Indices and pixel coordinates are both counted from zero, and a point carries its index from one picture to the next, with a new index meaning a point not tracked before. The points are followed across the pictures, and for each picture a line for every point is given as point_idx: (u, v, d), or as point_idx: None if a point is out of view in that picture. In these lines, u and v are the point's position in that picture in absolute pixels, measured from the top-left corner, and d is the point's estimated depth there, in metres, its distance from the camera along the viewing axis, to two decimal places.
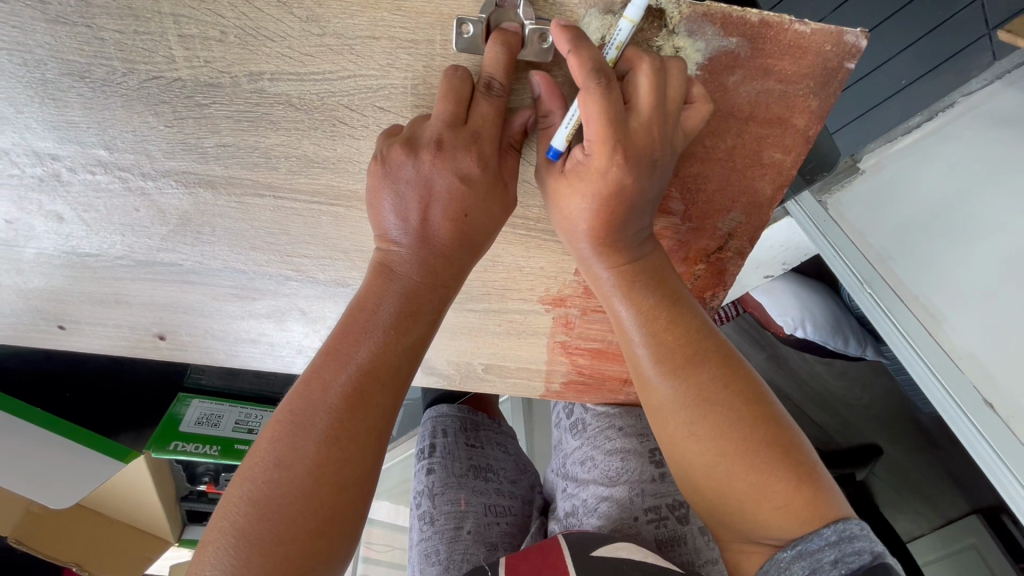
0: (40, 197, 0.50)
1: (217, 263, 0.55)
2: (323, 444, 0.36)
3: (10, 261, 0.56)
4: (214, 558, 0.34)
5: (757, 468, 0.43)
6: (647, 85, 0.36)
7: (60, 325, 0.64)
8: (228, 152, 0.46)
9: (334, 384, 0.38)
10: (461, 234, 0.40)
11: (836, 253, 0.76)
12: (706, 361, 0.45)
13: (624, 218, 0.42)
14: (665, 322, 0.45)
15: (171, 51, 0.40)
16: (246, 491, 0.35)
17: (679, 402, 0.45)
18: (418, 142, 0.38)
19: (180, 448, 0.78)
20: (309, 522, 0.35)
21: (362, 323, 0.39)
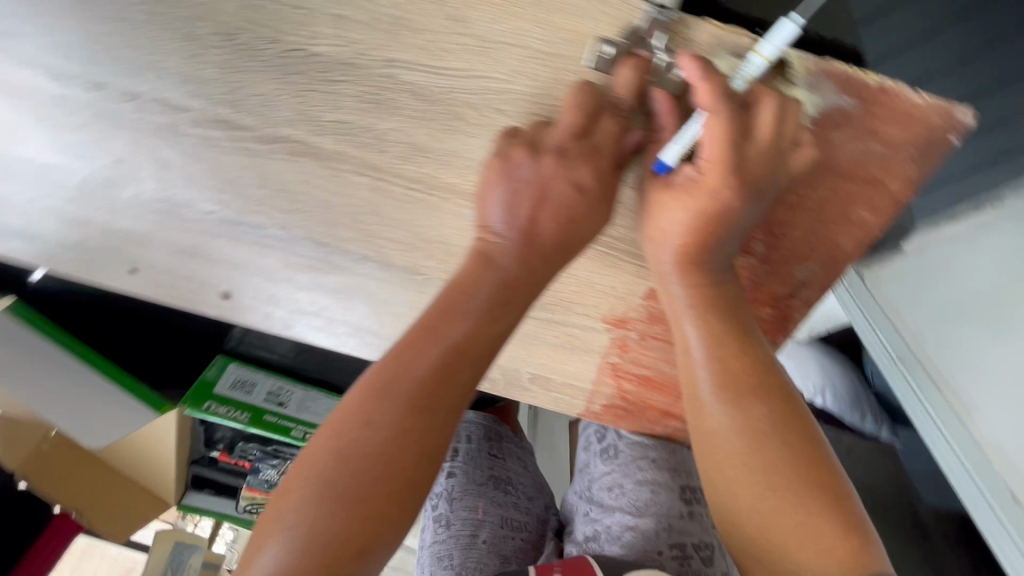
0: (156, 142, 0.53)
1: (300, 233, 0.57)
2: (410, 408, 0.38)
3: (107, 199, 0.58)
4: (300, 501, 0.36)
5: (806, 511, 0.41)
6: (768, 119, 0.38)
7: (132, 268, 0.65)
8: (344, 129, 0.49)
9: (427, 355, 0.40)
10: (563, 238, 0.43)
11: (871, 327, 0.75)
12: (765, 394, 0.45)
13: (710, 242, 0.43)
14: (730, 350, 0.45)
15: (320, 28, 0.43)
16: (336, 444, 0.37)
17: (732, 430, 0.44)
18: (542, 147, 0.41)
19: (212, 407, 0.78)
20: (388, 484, 0.36)
21: (461, 303, 0.41)
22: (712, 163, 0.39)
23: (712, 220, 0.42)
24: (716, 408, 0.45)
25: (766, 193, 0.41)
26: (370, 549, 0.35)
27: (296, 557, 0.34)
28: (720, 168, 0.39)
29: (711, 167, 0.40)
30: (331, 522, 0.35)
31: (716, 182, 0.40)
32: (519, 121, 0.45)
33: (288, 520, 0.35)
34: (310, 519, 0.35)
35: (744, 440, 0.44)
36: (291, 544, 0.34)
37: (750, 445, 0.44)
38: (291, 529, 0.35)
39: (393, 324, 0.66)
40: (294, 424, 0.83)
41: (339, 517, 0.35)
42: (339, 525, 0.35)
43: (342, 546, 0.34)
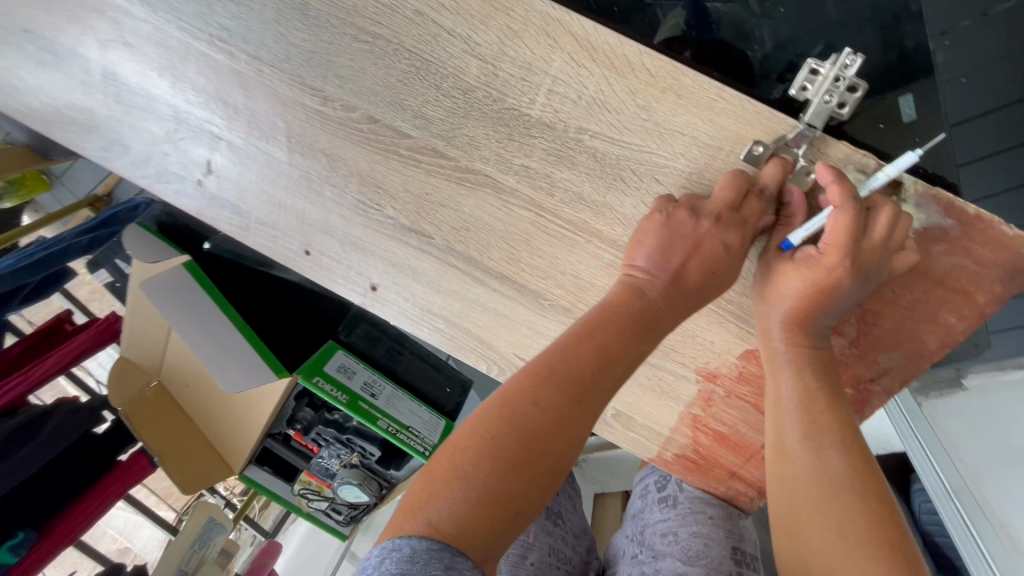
0: (374, 157, 0.68)
1: (459, 247, 0.70)
2: (567, 399, 0.46)
3: (315, 192, 0.73)
4: (470, 454, 0.44)
5: (875, 561, 0.46)
6: (884, 222, 0.48)
7: (306, 251, 0.79)
8: (526, 172, 0.62)
9: (585, 356, 0.48)
10: (703, 285, 0.51)
11: (927, 454, 0.80)
12: (845, 451, 0.51)
13: (818, 312, 0.51)
14: (817, 407, 0.52)
15: (537, 97, 0.58)
16: (503, 414, 0.46)
17: (810, 477, 0.51)
18: (700, 211, 0.52)
19: (320, 384, 0.88)
20: (541, 453, 0.45)
21: (613, 319, 0.50)
22: (833, 245, 0.48)
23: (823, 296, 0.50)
24: (797, 457, 0.53)
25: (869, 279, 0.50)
26: (518, 506, 0.44)
27: (464, 499, 0.42)
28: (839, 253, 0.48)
29: (833, 249, 0.49)
30: (493, 477, 0.43)
31: (830, 264, 0.49)
32: (672, 188, 0.57)
33: (461, 469, 0.44)
34: (478, 472, 0.43)
35: (821, 490, 0.50)
36: (460, 487, 0.43)
37: (825, 494, 0.50)
38: (461, 476, 0.43)
39: (506, 340, 0.75)
40: (381, 416, 0.91)
41: (501, 476, 0.43)
42: (499, 482, 0.43)
43: (500, 499, 0.43)
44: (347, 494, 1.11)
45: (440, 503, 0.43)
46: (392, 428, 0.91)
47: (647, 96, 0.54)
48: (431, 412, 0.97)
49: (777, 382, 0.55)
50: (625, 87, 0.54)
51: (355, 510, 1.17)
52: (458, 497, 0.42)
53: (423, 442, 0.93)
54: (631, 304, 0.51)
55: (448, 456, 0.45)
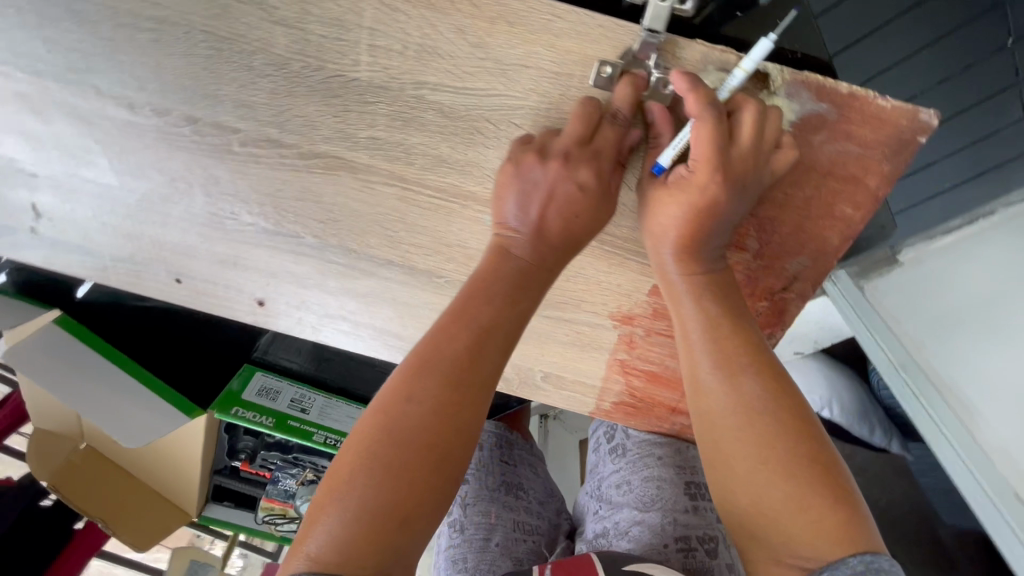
0: (208, 161, 0.59)
1: (333, 240, 0.63)
2: (446, 386, 0.45)
3: (160, 213, 0.64)
4: (354, 463, 0.43)
5: (795, 479, 0.45)
6: (749, 126, 0.44)
7: (176, 278, 0.71)
8: (376, 144, 0.55)
9: (458, 338, 0.47)
10: (567, 232, 0.50)
11: (871, 334, 0.84)
12: (757, 374, 0.49)
13: (703, 237, 0.49)
14: (724, 335, 0.50)
15: (359, 56, 0.50)
16: (381, 416, 0.44)
17: (730, 409, 0.48)
18: (549, 152, 0.48)
19: (240, 413, 0.82)
20: (427, 447, 0.44)
21: (483, 292, 0.49)
22: (700, 163, 0.45)
23: (702, 219, 0.47)
24: (713, 390, 0.49)
25: (749, 192, 0.47)
26: (414, 505, 0.42)
27: (351, 516, 0.41)
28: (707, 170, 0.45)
29: (700, 166, 0.45)
30: (379, 485, 0.42)
31: (700, 184, 0.46)
32: (530, 129, 0.51)
33: (344, 485, 0.42)
34: (362, 483, 0.42)
35: (738, 419, 0.48)
36: (346, 504, 0.41)
37: (745, 423, 0.48)
38: (346, 491, 0.42)
39: (415, 327, 0.70)
40: (316, 430, 0.85)
41: (388, 483, 0.42)
42: (386, 490, 0.42)
43: (391, 504, 0.42)
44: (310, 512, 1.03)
45: (328, 525, 0.41)
46: (329, 440, 0.85)
47: (476, 30, 0.47)
48: None
49: (680, 315, 0.52)
50: (450, 23, 0.47)
51: None
52: (345, 514, 0.41)
53: None
54: (500, 274, 0.49)
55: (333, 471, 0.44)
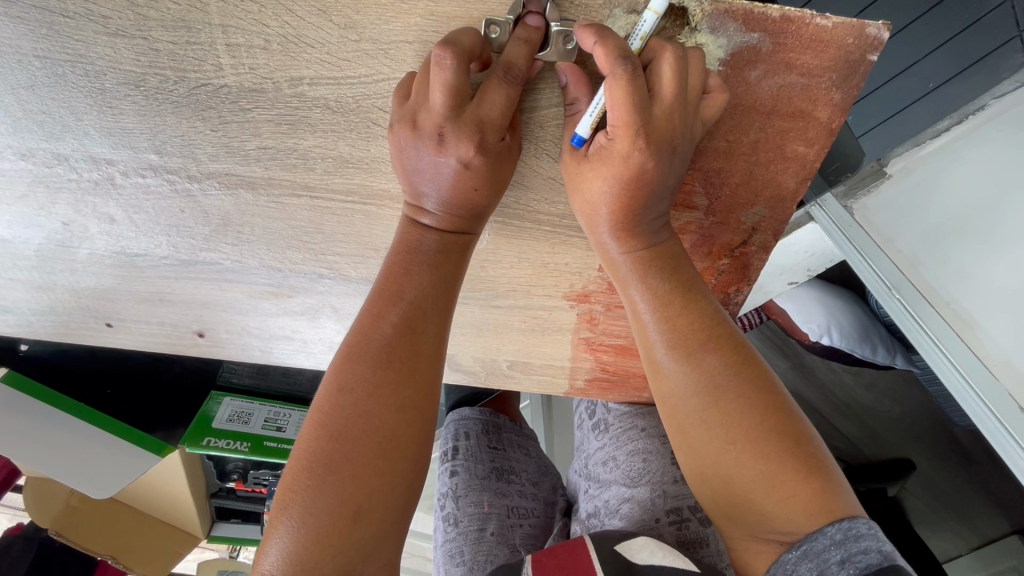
0: (95, 200, 0.53)
1: (254, 261, 0.58)
2: (380, 369, 0.43)
3: (66, 262, 0.59)
4: (294, 480, 0.40)
5: (766, 455, 0.42)
6: (671, 77, 0.38)
7: (107, 323, 0.66)
8: (268, 154, 0.49)
9: (385, 316, 0.44)
10: (472, 204, 0.45)
11: (865, 259, 0.75)
12: (716, 346, 0.45)
13: (639, 205, 0.44)
14: (674, 305, 0.46)
15: (219, 59, 0.43)
16: (316, 420, 0.42)
17: (698, 389, 0.44)
18: (422, 130, 0.41)
19: (212, 443, 0.80)
20: (373, 444, 0.41)
21: (403, 272, 0.45)
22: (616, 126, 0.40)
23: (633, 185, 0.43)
24: (672, 370, 0.45)
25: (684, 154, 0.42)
26: (368, 508, 0.40)
27: (298, 532, 0.39)
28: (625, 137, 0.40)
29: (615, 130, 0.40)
30: (320, 495, 0.40)
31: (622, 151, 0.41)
32: None
33: (286, 510, 0.40)
34: (303, 497, 0.40)
35: (701, 397, 0.44)
36: (290, 524, 0.39)
37: (710, 402, 0.44)
38: (287, 509, 0.40)
39: None
40: None
41: (329, 491, 0.40)
42: (330, 499, 0.40)
43: (345, 504, 0.40)
44: None
45: (277, 545, 0.39)
46: None
47: (341, 8, 0.40)
48: None
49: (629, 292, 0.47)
50: (311, 6, 0.40)
51: None
52: (291, 532, 0.39)
53: None
54: (416, 250, 0.46)
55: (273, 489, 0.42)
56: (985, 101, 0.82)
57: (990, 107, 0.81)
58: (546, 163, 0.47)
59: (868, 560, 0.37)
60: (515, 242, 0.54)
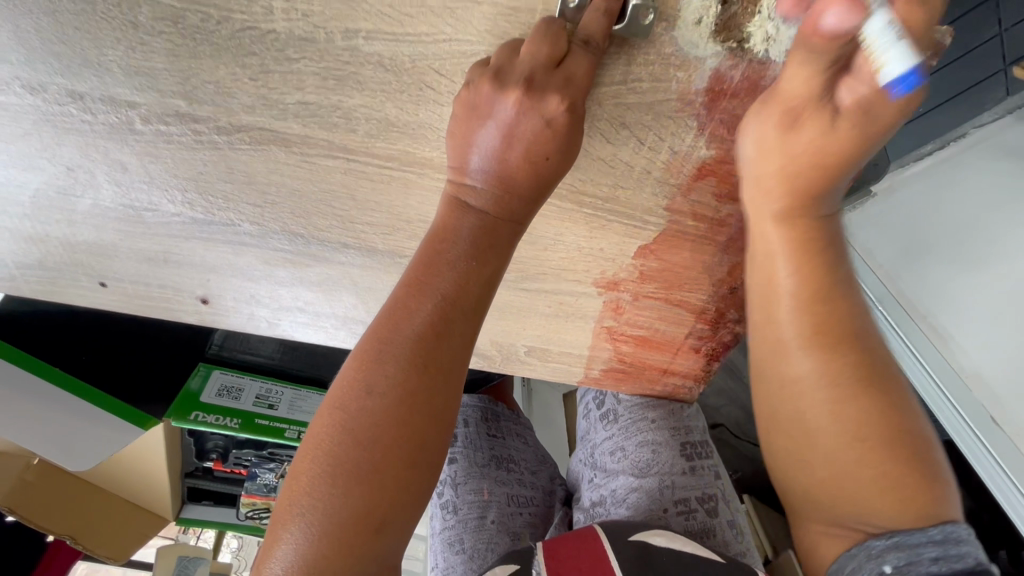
0: (108, 144, 0.49)
1: (275, 225, 0.55)
2: (409, 372, 0.40)
3: (64, 211, 0.55)
4: (313, 480, 0.38)
5: (875, 455, 0.47)
6: (824, 113, 0.42)
7: (100, 283, 0.62)
8: (308, 111, 0.46)
9: (418, 315, 0.41)
10: (537, 173, 0.42)
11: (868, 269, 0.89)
12: (848, 349, 0.49)
13: (794, 220, 0.47)
14: (865, 325, 0.50)
15: (271, 2, 0.40)
16: (338, 416, 0.40)
17: (867, 398, 0.48)
18: (507, 79, 0.39)
19: (200, 418, 0.76)
20: (399, 449, 0.39)
21: (442, 260, 0.42)
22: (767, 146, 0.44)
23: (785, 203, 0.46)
24: (830, 378, 0.48)
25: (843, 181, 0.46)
26: (388, 514, 0.39)
27: (318, 536, 0.37)
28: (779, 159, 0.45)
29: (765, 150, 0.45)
30: (343, 498, 0.38)
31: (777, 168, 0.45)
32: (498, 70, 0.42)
33: (300, 507, 0.38)
34: (325, 499, 0.38)
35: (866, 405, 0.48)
36: (311, 523, 0.37)
37: (855, 409, 0.48)
38: (309, 508, 0.38)
39: None
40: (288, 425, 0.80)
41: (354, 496, 0.38)
42: (353, 504, 0.38)
43: (366, 509, 0.38)
44: None
45: (294, 545, 0.37)
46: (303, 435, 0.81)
47: None
48: None
49: (773, 298, 0.49)
50: None
51: None
52: (311, 534, 0.37)
53: None
54: (460, 235, 0.43)
55: (288, 486, 0.39)
56: (966, 129, 0.92)
57: (970, 135, 0.92)
58: (600, 143, 0.47)
59: (964, 561, 0.42)
60: (553, 223, 0.53)
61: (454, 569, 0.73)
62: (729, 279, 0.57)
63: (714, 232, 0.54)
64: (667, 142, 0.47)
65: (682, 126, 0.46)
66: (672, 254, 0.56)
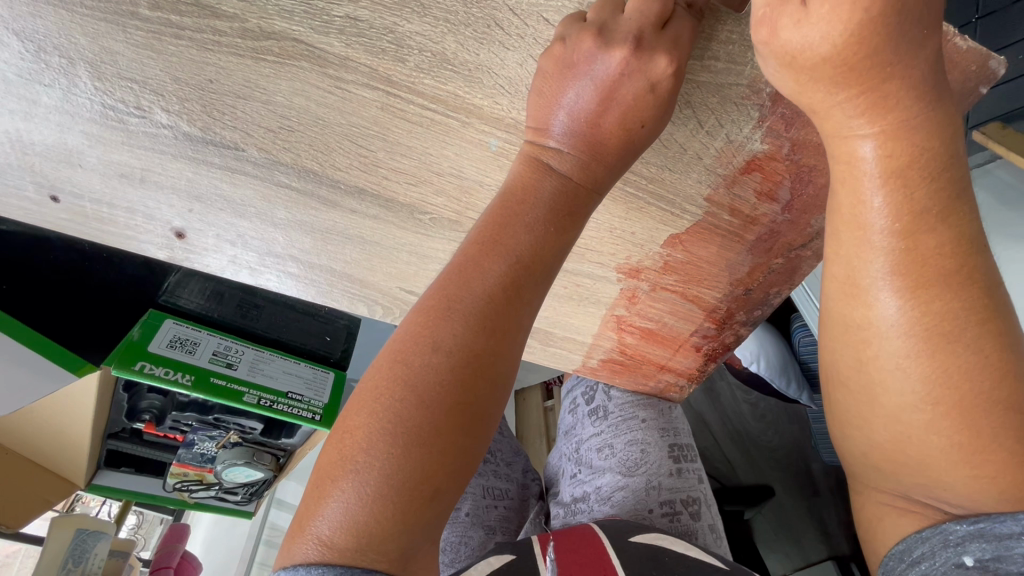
0: (99, 27, 0.41)
1: (286, 157, 0.48)
2: (477, 334, 0.39)
3: (21, 101, 0.45)
4: (371, 433, 0.37)
5: (967, 422, 0.39)
6: (928, 82, 0.37)
7: (51, 196, 0.52)
8: (356, 28, 0.41)
9: (491, 274, 0.41)
10: (628, 143, 0.42)
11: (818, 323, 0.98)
12: (954, 286, 0.38)
13: (902, 128, 0.37)
14: (981, 266, 0.39)
15: None
16: (402, 370, 0.38)
17: (968, 367, 0.38)
18: (613, 36, 0.40)
19: (147, 370, 0.66)
20: (459, 413, 0.38)
21: (521, 215, 0.42)
22: (810, 79, 0.37)
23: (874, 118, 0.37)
24: (918, 344, 0.39)
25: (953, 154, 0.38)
26: (445, 481, 0.37)
27: (371, 498, 0.36)
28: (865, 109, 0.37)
29: (806, 84, 0.38)
30: (403, 458, 0.36)
31: (849, 94, 0.37)
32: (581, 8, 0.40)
33: (352, 461, 0.37)
34: (381, 459, 0.36)
35: (962, 376, 0.38)
36: (363, 484, 0.36)
37: (945, 379, 0.39)
38: (362, 468, 0.36)
39: (385, 271, 0.59)
40: (247, 389, 0.73)
41: (413, 460, 0.36)
42: (413, 464, 0.36)
43: (424, 472, 0.36)
44: (236, 477, 0.91)
45: (343, 509, 0.36)
46: (263, 401, 0.74)
47: None
48: (314, 367, 0.80)
49: (857, 237, 0.40)
50: None
51: (253, 487, 0.98)
52: (364, 496, 0.36)
53: (310, 406, 0.77)
54: (537, 197, 0.42)
55: (338, 442, 0.38)
56: None
57: None
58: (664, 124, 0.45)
59: None
60: None
61: None
62: (747, 280, 0.58)
63: (746, 230, 0.53)
64: (726, 129, 0.45)
65: (744, 114, 0.45)
66: (699, 247, 0.55)
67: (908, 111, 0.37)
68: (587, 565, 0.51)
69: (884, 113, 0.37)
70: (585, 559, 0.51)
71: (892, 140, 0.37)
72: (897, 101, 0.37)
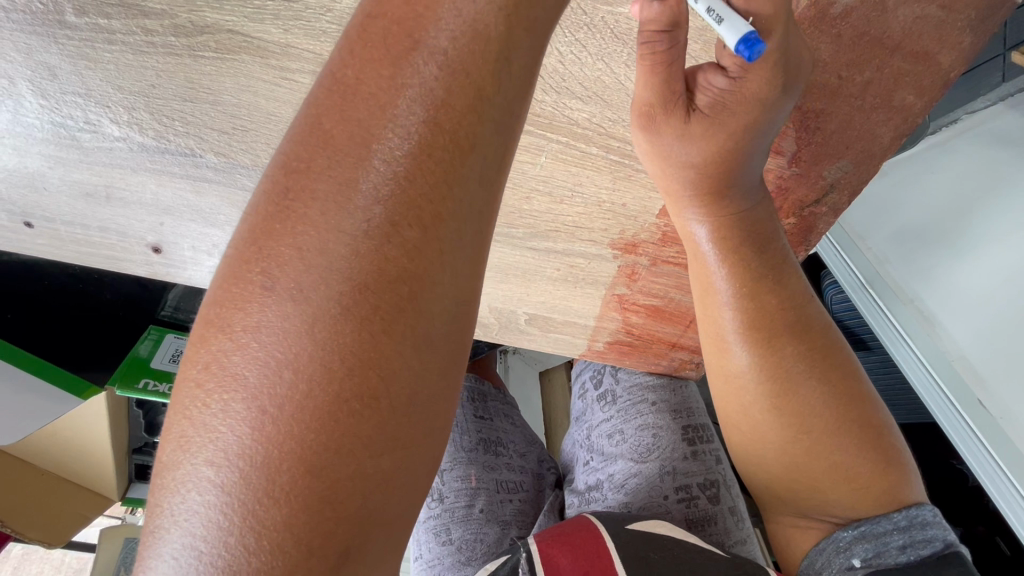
0: (31, 41, 0.39)
1: (244, 158, 0.46)
2: (380, 220, 0.24)
3: None
4: (229, 423, 0.23)
5: (831, 442, 0.50)
6: (746, 119, 0.40)
7: (25, 222, 0.52)
8: (291, 10, 0.37)
9: (401, 126, 0.25)
10: None
11: (862, 286, 0.87)
12: (788, 342, 0.51)
13: (725, 219, 0.47)
14: (821, 331, 0.52)
15: None
16: (283, 305, 0.24)
17: (815, 397, 0.51)
18: None
19: (150, 386, 0.66)
20: (356, 357, 0.24)
21: (414, 29, 0.25)
22: (686, 196, 0.46)
23: (713, 209, 0.46)
24: (771, 383, 0.51)
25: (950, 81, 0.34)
26: (369, 489, 0.25)
27: (257, 526, 0.23)
28: (700, 190, 0.45)
29: (682, 200, 0.46)
30: (284, 463, 0.23)
31: (692, 201, 0.46)
32: None
33: (205, 472, 0.23)
34: (259, 434, 0.23)
35: (813, 403, 0.51)
36: (240, 504, 0.23)
37: (802, 415, 0.51)
38: (221, 458, 0.23)
39: None
40: None
41: (313, 464, 0.23)
42: (294, 458, 0.23)
43: (325, 479, 0.24)
44: None
45: (200, 529, 0.23)
46: None
47: None
48: None
49: (709, 299, 0.51)
50: None
51: None
52: (242, 505, 0.23)
53: None
54: None
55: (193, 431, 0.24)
56: (958, 116, 0.92)
57: (963, 121, 0.91)
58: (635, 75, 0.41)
59: (931, 545, 0.48)
60: (573, 170, 0.46)
61: (442, 561, 0.69)
62: None
63: None
64: None
65: None
66: None
67: (741, 171, 0.44)
68: (581, 546, 0.52)
69: (711, 208, 0.46)
70: (579, 540, 0.52)
71: (719, 224, 0.47)
72: (716, 199, 0.46)
